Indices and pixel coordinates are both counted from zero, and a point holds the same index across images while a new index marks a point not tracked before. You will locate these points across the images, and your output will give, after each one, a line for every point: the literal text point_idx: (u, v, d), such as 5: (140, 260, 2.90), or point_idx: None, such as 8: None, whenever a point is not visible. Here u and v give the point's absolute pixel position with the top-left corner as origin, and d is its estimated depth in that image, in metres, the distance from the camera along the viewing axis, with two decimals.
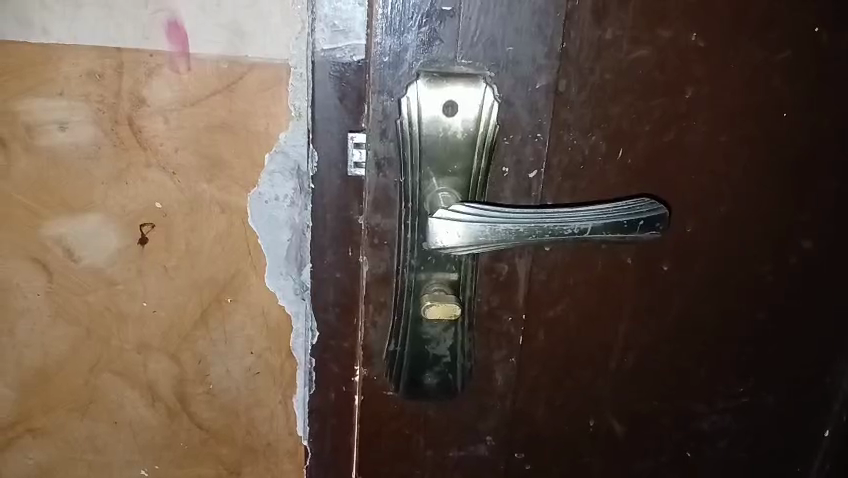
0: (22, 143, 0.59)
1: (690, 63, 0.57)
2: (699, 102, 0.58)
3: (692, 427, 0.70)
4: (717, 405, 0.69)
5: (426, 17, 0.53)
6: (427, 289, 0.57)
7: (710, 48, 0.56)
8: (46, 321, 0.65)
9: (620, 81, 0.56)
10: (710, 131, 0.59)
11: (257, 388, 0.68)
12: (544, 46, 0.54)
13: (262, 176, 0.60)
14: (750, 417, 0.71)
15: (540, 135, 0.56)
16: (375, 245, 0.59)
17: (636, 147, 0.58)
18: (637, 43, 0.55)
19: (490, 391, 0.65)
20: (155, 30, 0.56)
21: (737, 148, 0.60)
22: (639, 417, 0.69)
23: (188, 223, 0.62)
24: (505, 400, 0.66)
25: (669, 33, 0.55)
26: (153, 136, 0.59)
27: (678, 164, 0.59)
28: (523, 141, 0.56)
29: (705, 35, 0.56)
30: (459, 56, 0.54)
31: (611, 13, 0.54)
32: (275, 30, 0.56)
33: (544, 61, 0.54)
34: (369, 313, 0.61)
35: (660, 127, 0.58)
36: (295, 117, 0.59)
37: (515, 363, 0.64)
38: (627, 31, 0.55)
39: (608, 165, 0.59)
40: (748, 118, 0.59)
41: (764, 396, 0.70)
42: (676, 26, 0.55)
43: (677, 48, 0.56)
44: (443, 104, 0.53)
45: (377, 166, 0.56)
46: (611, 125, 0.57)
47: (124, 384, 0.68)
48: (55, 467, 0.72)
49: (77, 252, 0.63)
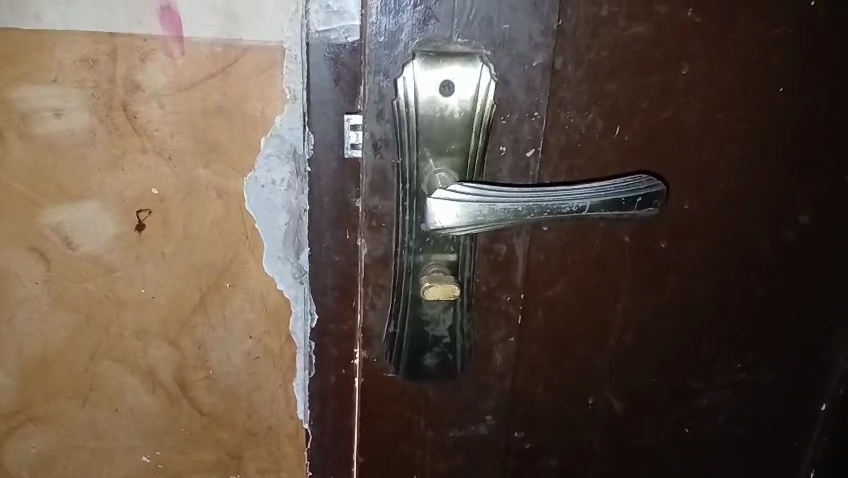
0: (17, 131, 0.59)
1: (686, 39, 0.56)
2: (695, 79, 0.58)
3: (691, 404, 0.70)
4: (715, 382, 0.70)
5: None
6: (425, 271, 0.57)
7: (706, 24, 0.56)
8: (45, 309, 0.65)
9: (617, 58, 0.56)
10: (707, 107, 0.59)
11: (257, 372, 0.69)
12: (541, 24, 0.54)
13: (259, 160, 0.60)
14: (748, 393, 0.71)
15: (537, 113, 0.56)
16: (373, 227, 0.59)
17: (633, 125, 0.58)
18: (633, 20, 0.55)
19: (489, 370, 0.65)
20: (148, 13, 0.55)
21: (733, 125, 0.60)
22: (637, 395, 0.69)
23: (186, 208, 0.61)
24: (505, 380, 0.66)
25: (665, 10, 0.55)
26: (148, 122, 0.58)
27: (675, 141, 0.59)
28: (520, 120, 0.56)
29: (701, 11, 0.56)
30: (455, 35, 0.53)
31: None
32: (268, 12, 0.56)
33: (540, 38, 0.54)
34: (368, 295, 0.61)
35: (656, 104, 0.58)
36: (291, 100, 0.59)
37: (514, 342, 0.64)
38: (623, 8, 0.55)
39: (605, 144, 0.58)
40: (744, 94, 0.59)
41: (761, 372, 0.70)
42: (671, 2, 0.55)
43: (673, 24, 0.56)
44: (439, 83, 0.53)
45: (374, 147, 0.56)
46: (608, 103, 0.57)
47: (124, 371, 0.69)
48: (57, 454, 0.72)
49: (75, 239, 0.62)
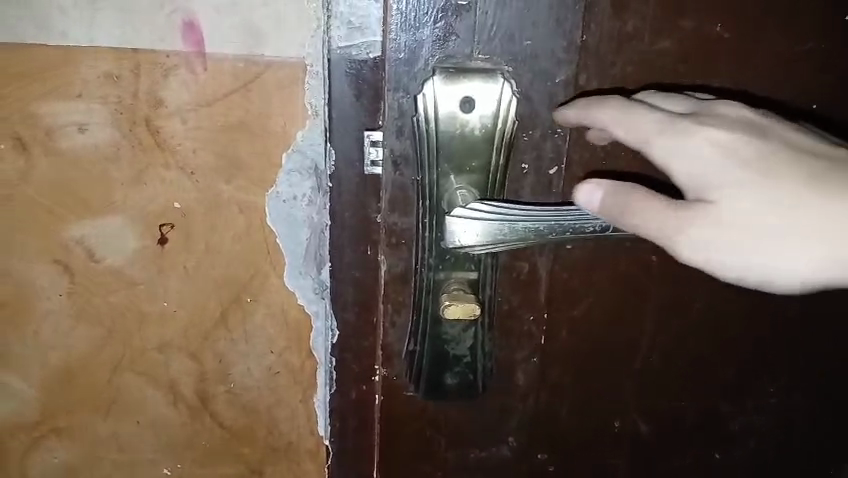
0: (43, 146, 0.59)
1: (713, 54, 0.57)
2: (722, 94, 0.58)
3: (720, 427, 0.68)
4: (744, 405, 0.68)
5: (442, 12, 0.53)
6: (445, 288, 0.57)
7: (733, 39, 0.56)
8: (70, 322, 0.66)
9: (642, 73, 0.56)
10: None
11: (278, 387, 0.68)
12: (563, 40, 0.54)
13: (281, 176, 0.60)
14: (779, 416, 0.69)
15: (560, 129, 0.56)
16: (393, 244, 0.59)
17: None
18: (659, 35, 0.55)
19: (512, 390, 0.64)
20: (171, 29, 0.55)
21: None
22: (664, 416, 0.67)
23: (208, 223, 0.61)
24: (527, 399, 0.65)
25: (691, 24, 0.56)
26: (172, 137, 0.58)
27: None
28: (542, 136, 0.56)
29: (728, 26, 0.56)
30: (476, 52, 0.54)
31: (632, 5, 0.54)
32: (290, 28, 0.56)
33: (563, 55, 0.55)
34: (388, 313, 0.61)
35: None
36: (313, 116, 0.58)
37: (537, 362, 0.63)
38: (648, 22, 0.55)
39: (630, 160, 0.58)
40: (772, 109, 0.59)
41: (793, 394, 0.68)
42: (698, 17, 0.55)
43: (699, 39, 0.56)
44: (460, 100, 0.54)
45: (394, 164, 0.56)
46: None
47: (146, 384, 0.69)
48: (80, 466, 0.73)
49: (98, 253, 0.63)
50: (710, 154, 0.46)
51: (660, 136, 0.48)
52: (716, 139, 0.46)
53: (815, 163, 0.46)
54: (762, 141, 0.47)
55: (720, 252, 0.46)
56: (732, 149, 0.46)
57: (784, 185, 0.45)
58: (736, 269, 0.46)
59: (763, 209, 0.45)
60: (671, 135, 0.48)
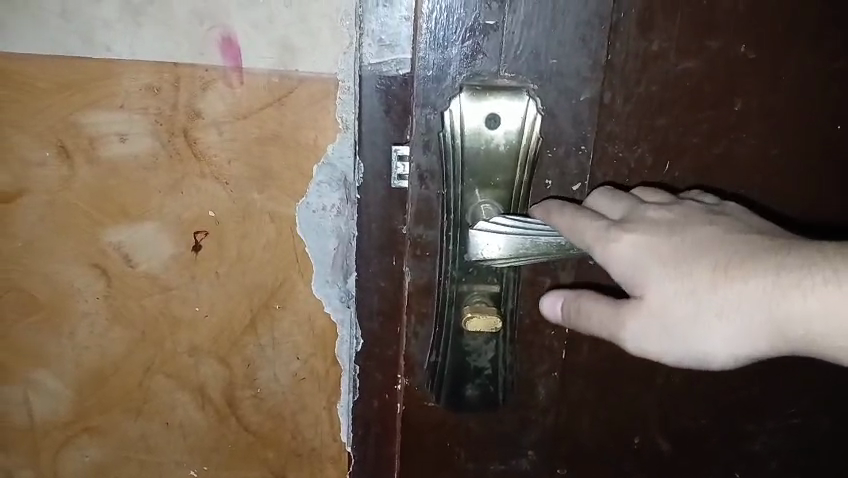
0: (85, 154, 0.62)
1: (739, 74, 0.58)
2: (748, 114, 0.59)
3: (742, 447, 0.68)
4: (767, 425, 0.68)
5: (469, 31, 0.54)
6: (468, 301, 0.58)
7: (759, 59, 0.57)
8: (105, 324, 0.68)
9: (667, 92, 0.57)
10: (760, 142, 0.60)
11: (302, 393, 0.70)
12: (589, 59, 0.55)
13: (311, 187, 0.62)
14: (800, 438, 0.69)
15: (584, 146, 0.58)
16: (418, 256, 0.60)
17: (683, 160, 0.60)
18: (685, 55, 0.57)
19: (533, 404, 0.65)
20: (210, 44, 0.57)
21: (785, 161, 0.61)
22: (685, 435, 0.67)
23: (240, 230, 0.63)
24: (548, 414, 0.66)
25: (718, 44, 0.56)
26: (208, 148, 0.61)
27: (726, 177, 0.61)
28: (566, 152, 0.58)
29: (755, 46, 0.57)
30: (502, 69, 0.55)
31: (658, 24, 0.55)
32: (323, 45, 0.57)
33: (588, 73, 0.56)
34: (410, 325, 0.62)
35: (708, 140, 0.59)
36: (343, 130, 0.60)
37: (558, 377, 0.64)
38: (674, 43, 0.56)
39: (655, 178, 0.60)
40: (797, 128, 0.60)
41: (818, 416, 0.68)
42: (725, 36, 0.56)
43: (726, 58, 0.57)
44: (485, 116, 0.55)
45: (420, 178, 0.57)
46: (658, 137, 0.59)
47: (176, 386, 0.71)
48: (109, 465, 0.75)
49: (134, 257, 0.65)
50: (629, 255, 0.49)
51: (595, 244, 0.51)
52: (634, 241, 0.49)
53: (733, 246, 0.46)
54: (679, 236, 0.48)
55: (659, 345, 0.48)
56: (646, 248, 0.48)
57: (695, 275, 0.46)
58: (684, 362, 0.47)
59: (678, 302, 0.46)
60: (602, 242, 0.50)
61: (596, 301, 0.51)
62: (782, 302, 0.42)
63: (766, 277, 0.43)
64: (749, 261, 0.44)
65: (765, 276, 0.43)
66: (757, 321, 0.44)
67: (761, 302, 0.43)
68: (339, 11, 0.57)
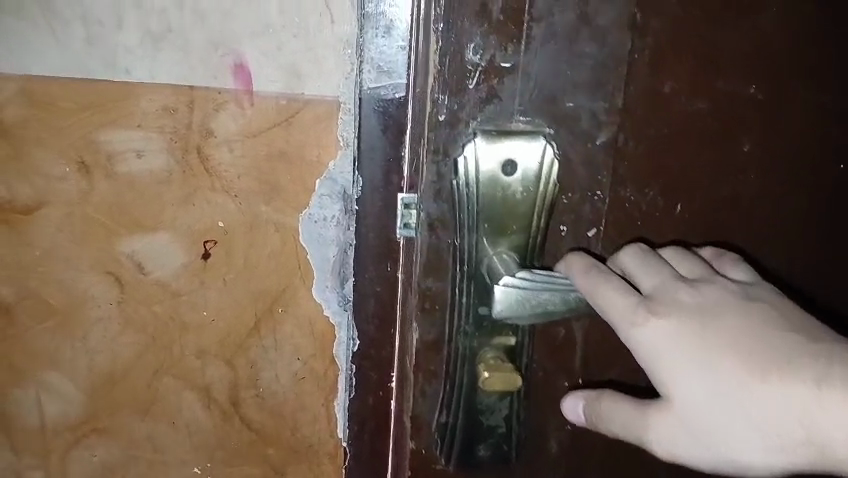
0: (103, 169, 0.67)
1: (744, 112, 0.61)
2: (753, 152, 0.62)
3: None
4: None
5: (485, 73, 0.54)
6: (483, 358, 0.59)
7: (761, 97, 0.61)
8: (117, 329, 0.73)
9: (679, 131, 0.60)
10: (763, 180, 0.63)
11: (302, 392, 0.75)
12: (605, 101, 0.57)
13: (313, 199, 0.68)
14: None
15: (599, 191, 0.59)
16: (427, 308, 0.59)
17: (692, 200, 0.62)
18: (695, 96, 0.59)
19: (542, 459, 0.65)
20: (224, 70, 0.63)
21: (784, 198, 0.64)
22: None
23: (247, 240, 0.69)
24: (558, 468, 0.66)
25: (723, 84, 0.60)
26: (219, 165, 0.66)
27: (732, 216, 0.63)
28: (581, 199, 0.59)
29: (761, 87, 0.61)
30: (518, 113, 0.56)
31: (668, 66, 0.58)
32: (328, 71, 0.64)
33: (605, 115, 0.57)
34: (419, 384, 0.61)
35: (716, 180, 0.62)
36: (343, 147, 0.66)
37: (569, 431, 0.64)
38: (684, 84, 0.59)
39: (665, 218, 0.61)
40: (797, 164, 0.64)
41: None
42: (732, 77, 0.60)
43: (732, 97, 0.60)
44: (502, 162, 0.56)
45: (430, 227, 0.57)
46: (669, 177, 0.60)
47: (183, 388, 0.75)
48: (116, 464, 0.79)
49: (147, 266, 0.70)
50: (654, 340, 0.51)
51: (623, 326, 0.53)
52: (663, 326, 0.51)
53: (770, 349, 0.47)
54: (712, 327, 0.49)
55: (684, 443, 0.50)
56: (676, 337, 0.50)
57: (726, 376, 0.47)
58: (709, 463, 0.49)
59: (706, 402, 0.48)
60: (631, 325, 0.52)
61: (617, 399, 0.54)
62: (818, 417, 0.43)
63: (803, 387, 0.44)
64: (786, 372, 0.45)
65: (802, 386, 0.44)
66: (790, 433, 0.45)
67: (794, 411, 0.44)
68: (340, 40, 0.63)
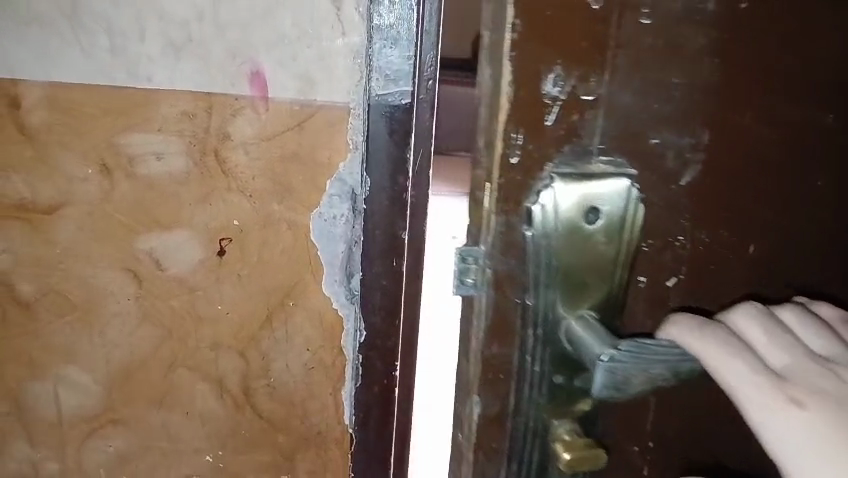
0: (124, 171, 0.70)
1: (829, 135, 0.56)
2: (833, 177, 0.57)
3: None
4: None
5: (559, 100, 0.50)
6: (556, 436, 0.56)
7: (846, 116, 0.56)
8: (135, 323, 0.77)
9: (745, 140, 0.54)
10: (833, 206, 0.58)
11: (311, 382, 0.79)
12: (689, 137, 0.53)
13: (323, 199, 0.72)
14: None
15: (681, 237, 0.56)
16: (492, 379, 0.56)
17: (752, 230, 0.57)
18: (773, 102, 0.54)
19: None
20: (241, 78, 0.67)
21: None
22: None
23: (261, 236, 0.73)
24: None
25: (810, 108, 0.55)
26: (235, 166, 0.70)
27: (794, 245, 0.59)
28: (663, 245, 0.56)
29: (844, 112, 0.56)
30: (597, 153, 0.52)
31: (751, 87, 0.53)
32: (338, 80, 0.68)
33: (689, 151, 0.54)
34: (479, 462, 0.57)
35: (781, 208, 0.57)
36: (353, 150, 0.70)
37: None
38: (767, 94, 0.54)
39: (736, 260, 0.58)
40: None
41: None
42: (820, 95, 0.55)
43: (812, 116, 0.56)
44: (584, 210, 0.53)
45: (495, 285, 0.53)
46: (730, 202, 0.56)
47: (197, 379, 0.79)
48: (130, 455, 0.82)
49: (164, 262, 0.74)
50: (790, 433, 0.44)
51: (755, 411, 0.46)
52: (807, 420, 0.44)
53: None
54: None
55: None
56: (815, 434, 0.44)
57: None
58: None
59: None
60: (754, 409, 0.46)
61: None
62: None
63: None
64: None
65: None
66: None
67: None
68: (352, 52, 0.67)
